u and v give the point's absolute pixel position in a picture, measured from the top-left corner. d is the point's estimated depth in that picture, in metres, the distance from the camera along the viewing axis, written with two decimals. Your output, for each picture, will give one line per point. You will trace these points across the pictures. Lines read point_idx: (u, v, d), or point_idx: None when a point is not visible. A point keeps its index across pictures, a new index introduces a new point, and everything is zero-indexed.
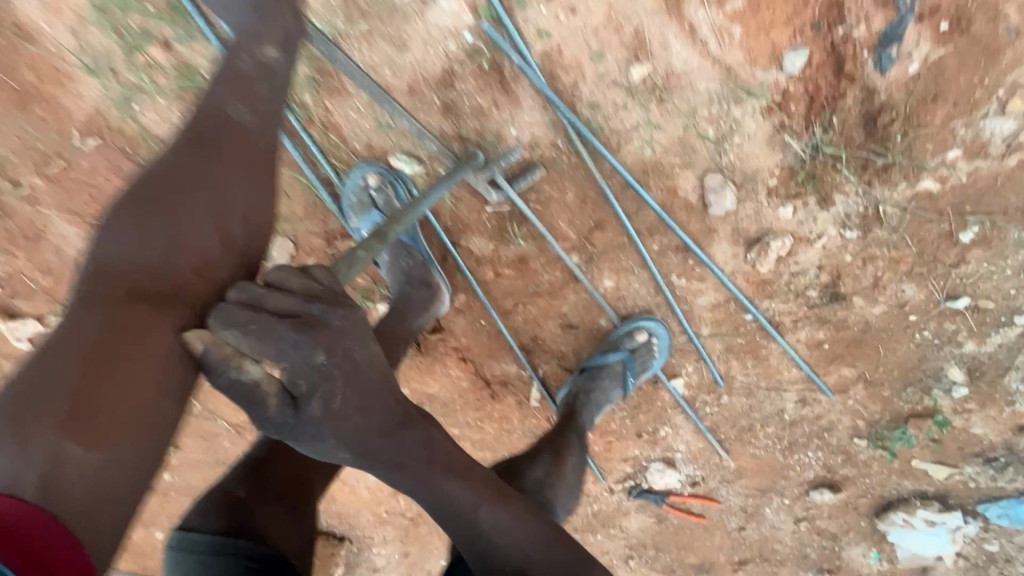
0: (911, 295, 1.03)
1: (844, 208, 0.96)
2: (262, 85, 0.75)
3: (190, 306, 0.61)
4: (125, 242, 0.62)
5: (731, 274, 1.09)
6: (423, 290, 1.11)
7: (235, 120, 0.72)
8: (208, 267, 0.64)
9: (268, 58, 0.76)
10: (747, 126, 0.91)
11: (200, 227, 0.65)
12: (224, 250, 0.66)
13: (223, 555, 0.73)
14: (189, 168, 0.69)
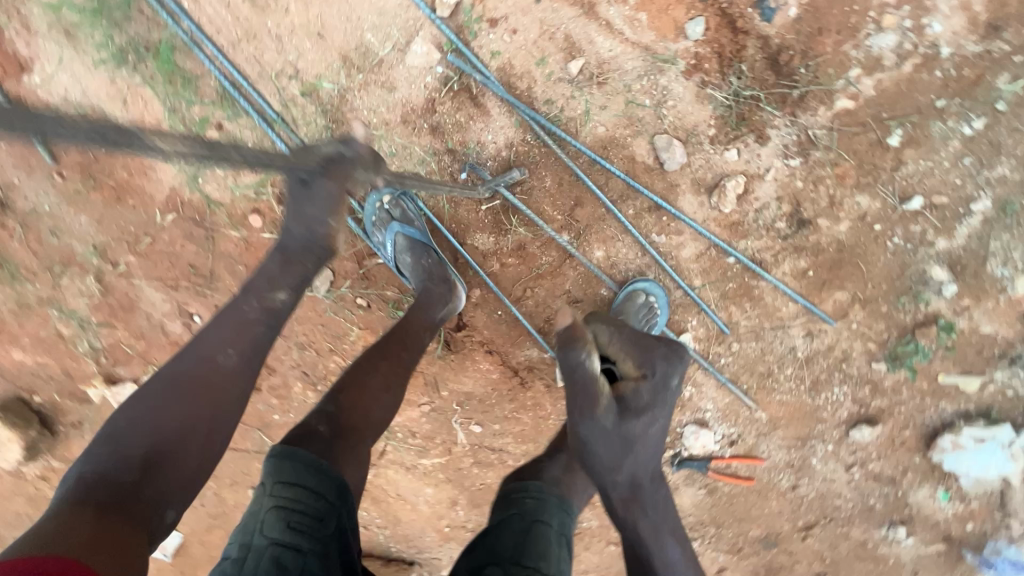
0: (867, 205, 1.15)
1: (781, 140, 1.11)
2: (254, 328, 0.92)
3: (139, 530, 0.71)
4: (108, 455, 0.75)
5: (703, 222, 1.23)
6: (442, 285, 1.27)
7: (218, 377, 0.86)
8: (159, 500, 0.76)
9: (279, 300, 0.94)
10: (674, 90, 1.11)
11: (172, 459, 0.79)
12: (177, 496, 0.78)
13: (316, 476, 0.87)
14: (182, 393, 0.83)
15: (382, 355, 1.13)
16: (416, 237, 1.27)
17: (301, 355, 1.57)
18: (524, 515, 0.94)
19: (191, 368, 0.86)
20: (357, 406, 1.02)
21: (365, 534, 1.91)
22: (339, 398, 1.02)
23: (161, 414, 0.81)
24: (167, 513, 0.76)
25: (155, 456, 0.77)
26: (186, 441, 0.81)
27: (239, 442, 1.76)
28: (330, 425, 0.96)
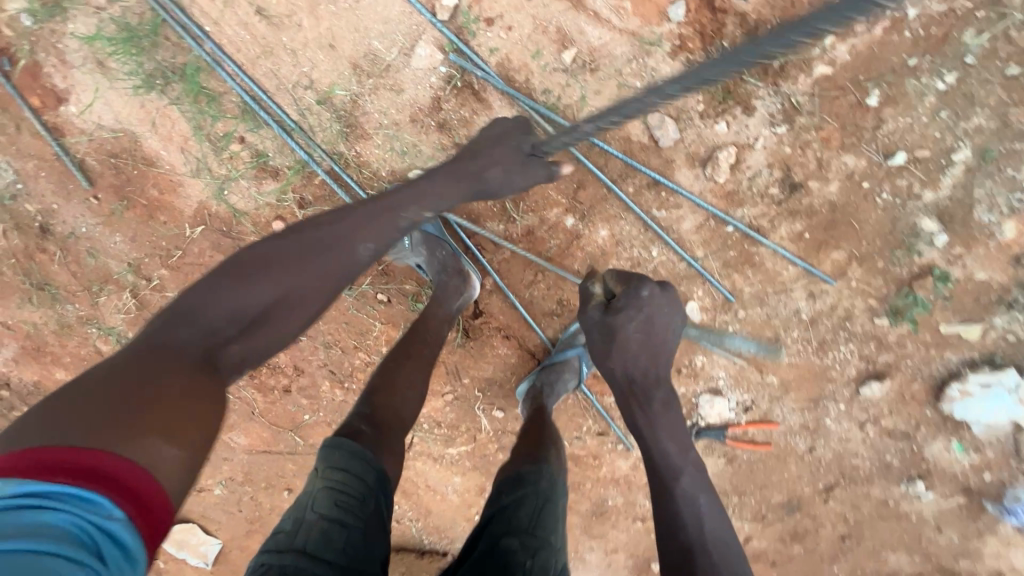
0: (853, 164, 1.23)
1: (766, 110, 1.20)
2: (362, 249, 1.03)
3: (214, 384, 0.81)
4: (213, 317, 0.86)
5: (700, 194, 1.30)
6: (457, 277, 1.36)
7: (333, 283, 1.00)
8: (226, 358, 0.86)
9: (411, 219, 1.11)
10: (663, 71, 1.19)
11: (247, 337, 0.90)
12: (238, 362, 0.89)
13: (362, 463, 0.98)
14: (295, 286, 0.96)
15: (408, 353, 1.25)
16: (432, 233, 1.36)
17: (328, 354, 1.65)
18: (541, 493, 1.19)
19: (297, 259, 0.97)
20: (390, 405, 1.15)
21: (399, 529, 1.97)
22: (374, 401, 1.14)
23: (276, 295, 0.93)
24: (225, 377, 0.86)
25: (239, 329, 0.89)
26: (287, 323, 0.95)
27: (273, 445, 1.83)
28: (369, 424, 1.08)
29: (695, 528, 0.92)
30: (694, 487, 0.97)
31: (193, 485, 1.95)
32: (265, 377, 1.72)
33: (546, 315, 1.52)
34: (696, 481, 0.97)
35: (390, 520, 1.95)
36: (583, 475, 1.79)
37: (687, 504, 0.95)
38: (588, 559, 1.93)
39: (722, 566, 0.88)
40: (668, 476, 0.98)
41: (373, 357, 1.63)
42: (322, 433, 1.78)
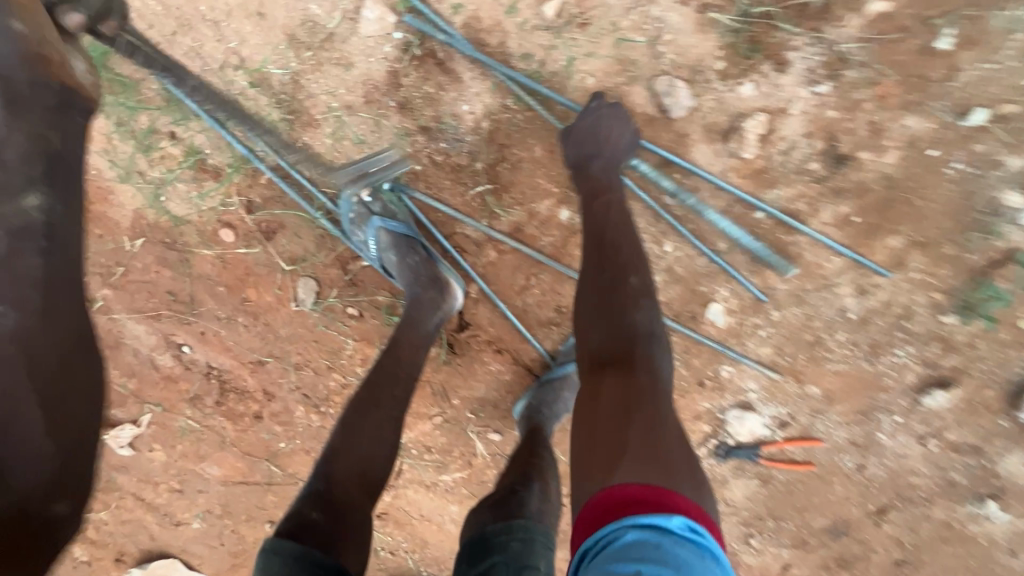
0: (918, 128, 0.97)
1: (804, 64, 0.94)
2: (32, 259, 0.71)
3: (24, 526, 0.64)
4: None
5: (723, 175, 1.05)
6: (432, 287, 1.15)
7: (24, 339, 0.67)
8: (28, 502, 0.64)
9: (31, 210, 0.73)
10: (671, 22, 0.95)
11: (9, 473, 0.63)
12: (42, 482, 0.65)
13: (311, 565, 0.83)
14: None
15: (377, 401, 1.04)
16: (403, 235, 1.13)
17: (300, 377, 1.46)
18: (510, 562, 0.90)
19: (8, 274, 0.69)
20: (349, 475, 0.97)
21: (395, 561, 1.78)
22: (333, 470, 0.96)
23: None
24: (61, 504, 0.67)
25: (3, 468, 0.63)
26: (1, 433, 0.64)
27: (249, 475, 1.65)
28: (326, 504, 0.91)
29: (626, 287, 0.83)
30: (616, 215, 0.91)
31: (168, 520, 1.78)
32: (232, 404, 1.53)
33: (543, 325, 1.30)
34: (617, 203, 0.93)
35: (384, 552, 1.76)
36: None
37: (614, 267, 0.86)
38: None
39: (643, 294, 0.84)
40: (596, 214, 0.92)
41: (349, 378, 1.43)
42: (301, 461, 1.60)
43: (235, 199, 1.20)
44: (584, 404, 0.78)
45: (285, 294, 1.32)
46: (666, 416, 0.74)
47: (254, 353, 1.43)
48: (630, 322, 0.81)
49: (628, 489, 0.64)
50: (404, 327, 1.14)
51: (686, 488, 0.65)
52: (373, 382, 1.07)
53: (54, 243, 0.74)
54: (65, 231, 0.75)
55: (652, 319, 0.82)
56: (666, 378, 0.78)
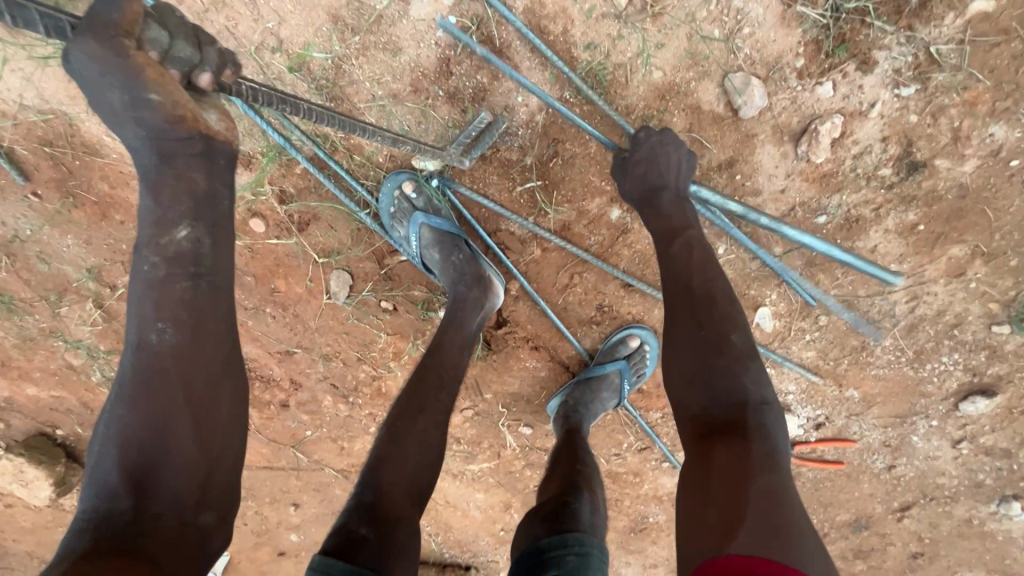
0: (1005, 137, 0.91)
1: (891, 65, 0.88)
2: (183, 286, 0.67)
3: (180, 531, 0.62)
4: (126, 450, 0.63)
5: (789, 178, 1.00)
6: (477, 286, 1.09)
7: (181, 355, 0.66)
8: (186, 508, 0.63)
9: (182, 240, 0.67)
10: (752, 14, 0.88)
11: (165, 476, 0.63)
12: (192, 489, 0.64)
13: None
14: (143, 394, 0.64)
15: (422, 408, 0.99)
16: (447, 231, 1.09)
17: (328, 367, 1.43)
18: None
19: (167, 315, 0.66)
20: (397, 486, 0.90)
21: None
22: (378, 479, 0.90)
23: (118, 431, 0.63)
24: (210, 514, 0.66)
25: (159, 472, 0.63)
26: (164, 463, 0.63)
27: (274, 461, 1.65)
28: (372, 517, 0.84)
29: (730, 343, 0.78)
30: (703, 258, 0.85)
31: None
32: (258, 392, 1.51)
33: (583, 323, 1.27)
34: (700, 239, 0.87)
35: None
36: (621, 493, 1.57)
37: (710, 318, 0.80)
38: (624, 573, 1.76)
39: (747, 356, 0.77)
40: (672, 254, 0.87)
41: (380, 371, 1.40)
42: (327, 448, 1.60)
43: (266, 188, 1.13)
44: (689, 469, 0.71)
45: (316, 286, 1.27)
46: (786, 490, 0.66)
47: (282, 343, 1.39)
48: (734, 382, 0.75)
49: (752, 557, 0.57)
50: (447, 328, 1.08)
51: (814, 571, 0.58)
52: (419, 385, 1.01)
53: (205, 269, 0.68)
54: (216, 260, 0.69)
55: (760, 381, 0.76)
56: (779, 446, 0.71)
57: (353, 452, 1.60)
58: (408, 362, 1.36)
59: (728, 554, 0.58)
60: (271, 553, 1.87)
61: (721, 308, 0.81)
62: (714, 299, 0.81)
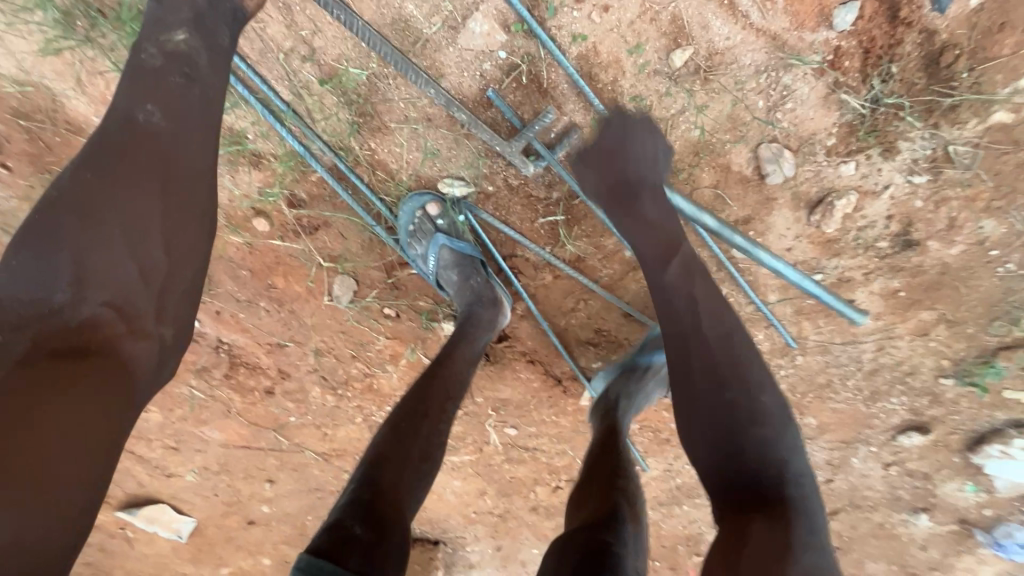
0: (992, 231, 1.00)
1: (911, 155, 0.92)
2: (173, 83, 0.65)
3: (125, 329, 0.58)
4: (75, 221, 0.58)
5: (796, 240, 1.05)
6: (492, 309, 1.07)
7: (165, 149, 0.63)
8: (131, 304, 0.59)
9: (180, 43, 0.66)
10: (798, 91, 0.89)
11: (119, 260, 0.59)
12: (146, 286, 0.60)
13: None
14: (116, 169, 0.60)
15: (426, 413, 0.90)
16: (466, 252, 1.08)
17: (320, 361, 1.41)
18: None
19: (152, 105, 0.63)
20: (397, 487, 0.79)
21: None
22: (378, 477, 0.79)
23: (73, 194, 0.59)
24: (168, 325, 0.62)
25: (117, 260, 0.59)
26: (126, 244, 0.59)
27: (252, 441, 1.64)
28: (369, 515, 0.73)
29: (738, 400, 0.72)
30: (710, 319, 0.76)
31: (160, 471, 1.75)
32: (242, 377, 1.48)
33: (580, 344, 1.28)
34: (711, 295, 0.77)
35: None
36: None
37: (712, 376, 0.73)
38: None
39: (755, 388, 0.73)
40: (672, 329, 0.76)
41: (373, 370, 1.40)
42: (310, 432, 1.60)
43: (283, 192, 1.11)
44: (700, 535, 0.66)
45: (317, 287, 1.24)
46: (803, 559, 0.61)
47: (274, 336, 1.35)
48: (744, 441, 0.70)
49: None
50: (456, 341, 1.03)
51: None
52: (423, 388, 0.93)
53: (199, 75, 0.67)
54: (212, 75, 0.68)
55: (783, 445, 0.70)
56: (800, 510, 0.66)
57: (336, 438, 1.60)
58: (405, 365, 1.35)
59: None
60: (240, 522, 1.87)
61: (723, 332, 0.75)
62: (708, 317, 0.76)
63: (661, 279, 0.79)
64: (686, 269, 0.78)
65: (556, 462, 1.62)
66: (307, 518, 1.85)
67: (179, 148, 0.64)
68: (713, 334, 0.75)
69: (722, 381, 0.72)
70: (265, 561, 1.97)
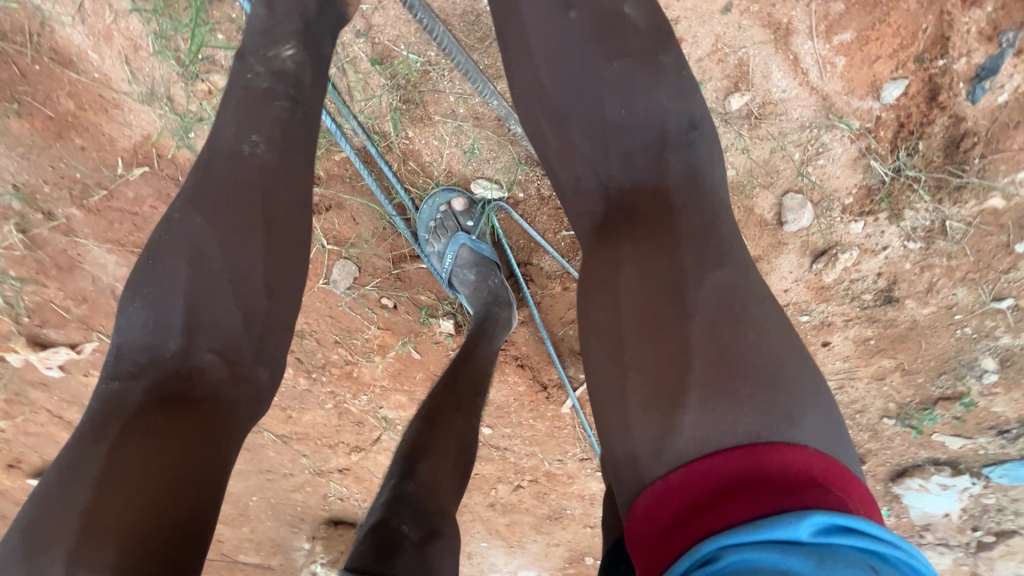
0: (960, 298, 1.11)
1: (913, 223, 1.00)
2: (279, 107, 0.71)
3: (230, 372, 0.63)
4: (190, 269, 0.64)
5: (794, 283, 1.11)
6: (508, 310, 1.06)
7: (266, 183, 0.68)
8: (234, 349, 0.64)
9: (288, 60, 0.73)
10: (832, 150, 0.94)
11: (225, 304, 0.64)
12: (248, 325, 0.65)
13: None
14: (222, 218, 0.66)
15: (459, 406, 0.92)
16: (486, 255, 1.06)
17: (298, 342, 1.31)
18: None
19: (252, 139, 0.68)
20: (438, 483, 0.82)
21: (341, 505, 1.73)
22: (419, 470, 0.82)
23: (190, 247, 0.65)
24: (265, 365, 0.66)
25: (224, 308, 0.64)
26: (235, 286, 0.65)
27: None
28: (416, 515, 0.75)
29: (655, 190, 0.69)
30: (576, 83, 0.76)
31: None
32: None
33: (574, 355, 1.36)
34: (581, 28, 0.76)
35: (333, 498, 1.70)
36: (550, 489, 1.69)
37: (592, 151, 0.73)
38: (528, 547, 1.88)
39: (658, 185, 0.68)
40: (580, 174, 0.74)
41: (356, 358, 1.31)
42: (272, 414, 1.50)
43: None
44: (598, 355, 0.61)
45: (314, 268, 1.17)
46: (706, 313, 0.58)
47: None
48: (628, 190, 0.70)
49: (719, 470, 0.49)
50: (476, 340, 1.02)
51: (798, 433, 0.51)
52: (454, 382, 0.95)
53: (298, 106, 0.73)
54: (308, 103, 0.74)
55: (666, 160, 0.70)
56: (729, 299, 0.59)
57: (300, 422, 1.51)
58: (393, 358, 1.30)
59: (680, 487, 0.50)
60: None
61: (653, 154, 0.71)
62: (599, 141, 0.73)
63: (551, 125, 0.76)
64: (575, 101, 0.75)
65: (523, 464, 1.62)
66: (251, 499, 1.75)
67: (278, 180, 0.69)
68: (615, 155, 0.72)
69: (628, 186, 0.70)
70: None
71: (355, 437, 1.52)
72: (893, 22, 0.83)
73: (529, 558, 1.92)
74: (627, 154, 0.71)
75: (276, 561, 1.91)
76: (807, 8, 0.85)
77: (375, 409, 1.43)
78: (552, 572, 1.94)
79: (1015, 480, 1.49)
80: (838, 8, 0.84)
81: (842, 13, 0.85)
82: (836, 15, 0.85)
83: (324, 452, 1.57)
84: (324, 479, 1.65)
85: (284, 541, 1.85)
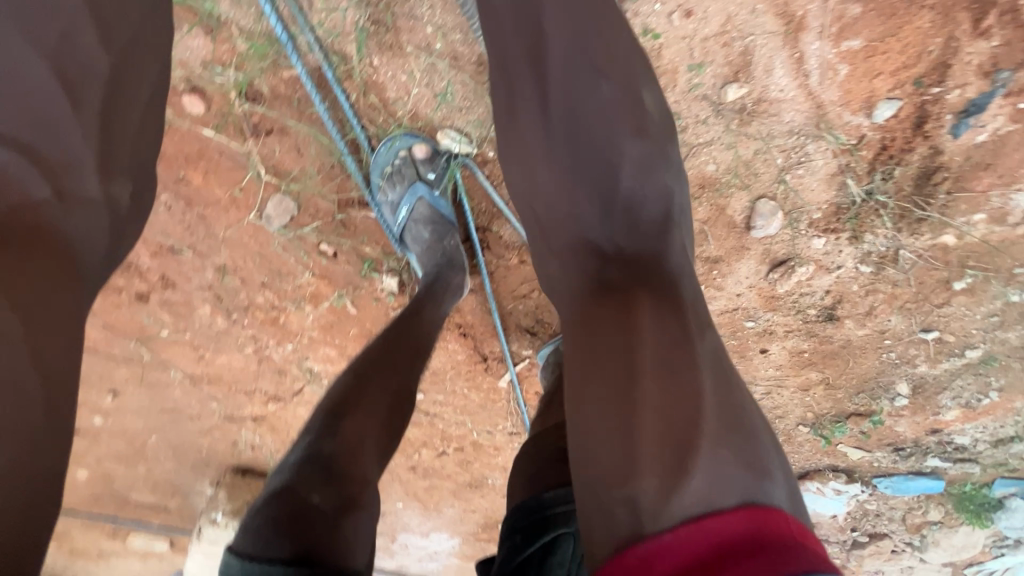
0: (894, 324, 1.15)
1: (869, 247, 1.01)
2: None
3: (61, 183, 0.56)
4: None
5: (748, 288, 1.10)
6: (461, 275, 0.98)
7: None
8: (67, 160, 0.57)
9: None
10: (814, 161, 0.92)
11: (43, 105, 0.57)
12: (78, 131, 0.59)
13: None
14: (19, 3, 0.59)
15: (395, 364, 0.84)
16: (444, 212, 0.98)
17: (219, 280, 1.16)
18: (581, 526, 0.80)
19: None
20: (362, 444, 0.74)
21: (251, 454, 1.62)
22: (341, 427, 0.73)
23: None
24: (108, 184, 0.61)
25: (46, 105, 0.57)
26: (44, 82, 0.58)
27: (103, 347, 1.33)
28: (329, 481, 0.68)
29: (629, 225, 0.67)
30: (580, 92, 0.73)
31: None
32: (108, 273, 1.18)
33: (519, 330, 1.32)
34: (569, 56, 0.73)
35: (244, 445, 1.59)
36: (474, 457, 1.66)
37: (557, 180, 0.72)
38: (444, 511, 1.87)
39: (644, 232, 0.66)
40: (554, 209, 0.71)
41: (284, 304, 1.19)
42: (181, 355, 1.34)
43: (246, 80, 0.93)
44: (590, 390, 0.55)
45: (245, 198, 1.03)
46: (709, 357, 0.56)
47: (168, 239, 1.10)
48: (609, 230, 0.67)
49: (718, 531, 0.45)
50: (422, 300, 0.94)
51: (776, 491, 0.49)
52: (394, 339, 0.86)
53: None
54: None
55: (644, 200, 0.67)
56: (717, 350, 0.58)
57: (213, 364, 1.35)
58: (326, 310, 1.19)
59: (673, 546, 0.44)
60: None
61: (634, 187, 0.68)
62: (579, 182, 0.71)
63: (527, 157, 0.76)
64: (553, 141, 0.74)
65: (450, 431, 1.58)
66: (149, 439, 1.60)
67: None
68: (593, 197, 0.69)
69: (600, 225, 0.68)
70: (83, 473, 1.69)
71: (274, 387, 1.39)
72: (903, 38, 0.81)
73: (443, 522, 1.91)
74: (605, 195, 0.69)
75: (174, 502, 1.80)
76: (824, 4, 0.81)
77: (300, 360, 1.32)
78: (464, 536, 1.94)
79: (897, 491, 1.59)
80: (854, 11, 0.81)
81: (857, 17, 0.81)
82: (851, 18, 0.81)
83: (238, 398, 1.45)
84: (236, 426, 1.53)
85: (185, 483, 1.73)
